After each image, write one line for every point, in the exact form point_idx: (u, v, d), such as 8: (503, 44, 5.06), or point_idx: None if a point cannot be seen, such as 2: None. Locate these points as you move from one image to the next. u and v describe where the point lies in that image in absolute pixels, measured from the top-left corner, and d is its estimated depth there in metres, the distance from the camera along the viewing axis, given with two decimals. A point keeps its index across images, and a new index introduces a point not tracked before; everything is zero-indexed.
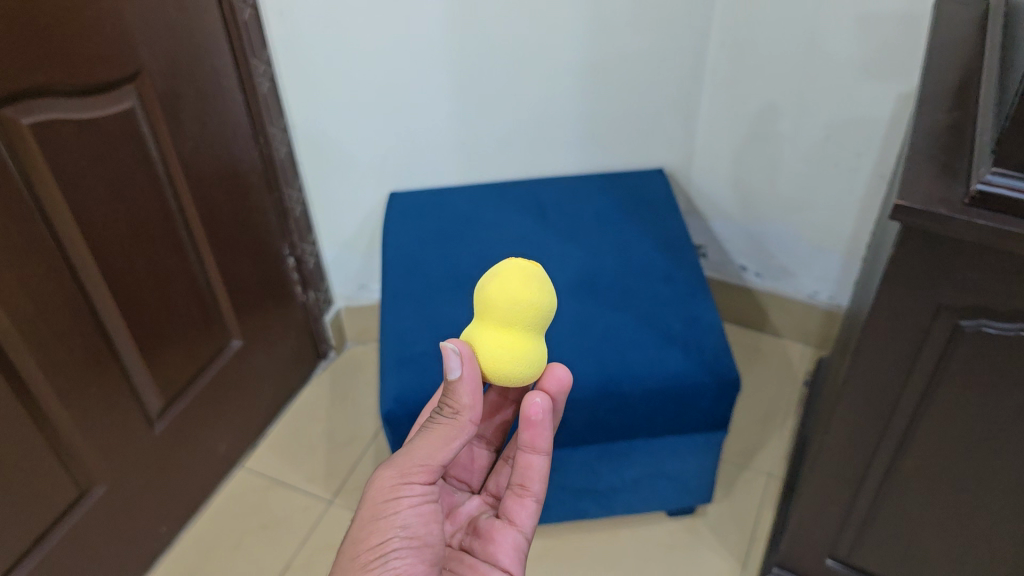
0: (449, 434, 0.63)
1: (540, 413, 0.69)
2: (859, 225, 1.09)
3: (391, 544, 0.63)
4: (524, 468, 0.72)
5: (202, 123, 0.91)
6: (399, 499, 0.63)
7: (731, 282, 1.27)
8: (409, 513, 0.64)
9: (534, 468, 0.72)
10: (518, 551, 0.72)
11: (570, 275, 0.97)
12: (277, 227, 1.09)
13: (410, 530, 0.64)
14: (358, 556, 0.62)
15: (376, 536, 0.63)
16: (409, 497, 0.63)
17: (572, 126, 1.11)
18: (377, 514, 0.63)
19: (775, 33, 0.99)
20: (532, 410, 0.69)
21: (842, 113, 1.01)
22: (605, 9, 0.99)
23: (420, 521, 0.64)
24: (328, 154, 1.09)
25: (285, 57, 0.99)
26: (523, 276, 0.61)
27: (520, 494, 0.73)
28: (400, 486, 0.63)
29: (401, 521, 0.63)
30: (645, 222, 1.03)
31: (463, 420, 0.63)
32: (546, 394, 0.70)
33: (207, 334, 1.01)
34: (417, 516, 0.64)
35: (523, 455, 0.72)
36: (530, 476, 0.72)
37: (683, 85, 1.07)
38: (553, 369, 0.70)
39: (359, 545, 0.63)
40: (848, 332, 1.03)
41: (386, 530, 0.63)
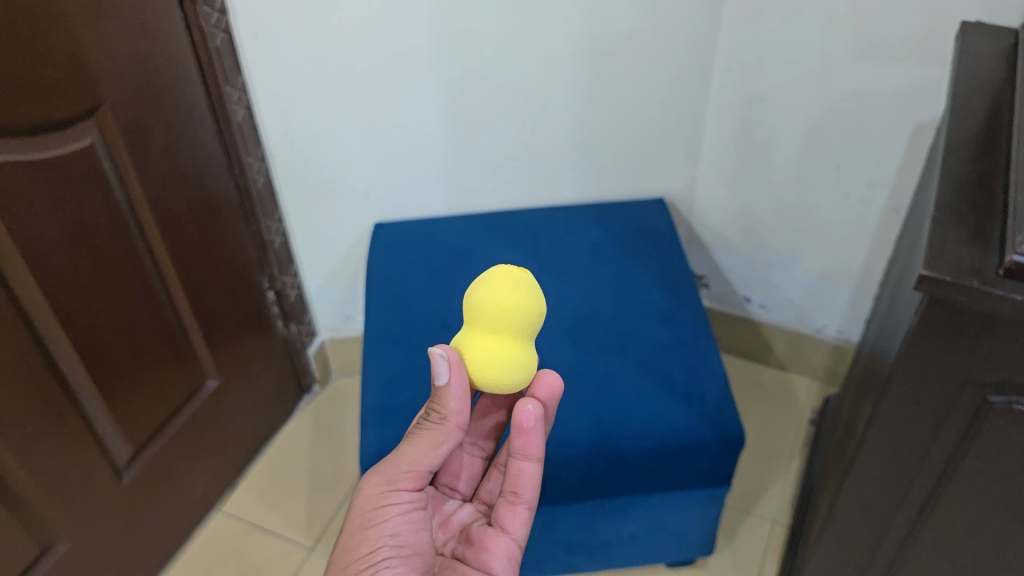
0: (435, 440, 0.62)
1: (533, 419, 0.65)
2: (870, 259, 1.03)
3: (382, 552, 0.62)
4: (515, 475, 0.68)
5: (173, 155, 0.85)
6: (388, 506, 0.63)
7: (735, 314, 1.21)
8: (399, 520, 0.63)
9: (527, 475, 0.68)
10: (510, 558, 0.70)
11: (564, 316, 0.91)
12: (255, 260, 1.02)
13: (399, 537, 0.63)
14: (348, 565, 0.62)
15: (366, 544, 0.62)
16: (397, 504, 0.63)
17: (568, 152, 1.05)
18: (365, 523, 0.63)
19: (785, 56, 0.93)
20: (523, 417, 0.65)
21: (856, 142, 0.95)
22: (605, 32, 0.93)
23: (409, 528, 0.64)
24: (309, 183, 1.02)
25: (262, 83, 0.93)
26: (509, 282, 0.60)
27: (513, 502, 0.69)
28: (389, 493, 0.63)
29: (390, 528, 0.63)
30: (645, 258, 0.97)
31: (450, 425, 0.62)
32: (537, 401, 0.66)
33: (181, 376, 0.95)
34: (406, 523, 0.64)
35: (514, 463, 0.68)
36: (523, 484, 0.69)
37: (686, 110, 1.01)
38: (543, 376, 0.67)
39: (348, 553, 0.62)
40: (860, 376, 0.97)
41: (375, 538, 0.63)
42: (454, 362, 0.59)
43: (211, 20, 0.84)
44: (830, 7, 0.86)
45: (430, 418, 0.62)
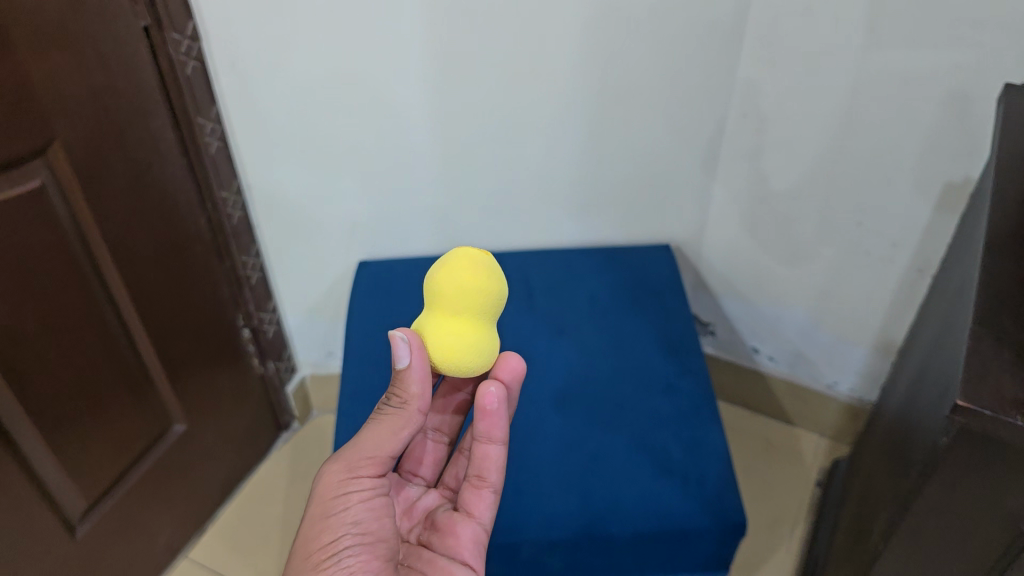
0: (396, 424, 0.59)
1: (497, 401, 0.62)
2: (887, 317, 0.96)
3: (345, 542, 0.58)
4: (479, 457, 0.65)
5: (137, 193, 0.79)
6: (349, 496, 0.59)
7: (742, 364, 1.13)
8: (361, 508, 0.59)
9: (492, 458, 0.65)
10: (479, 545, 0.66)
11: (555, 381, 0.84)
12: (228, 298, 0.96)
13: (362, 526, 0.59)
14: (310, 557, 0.57)
15: (328, 533, 0.58)
16: (358, 492, 0.59)
17: (566, 193, 0.98)
18: (326, 513, 0.59)
19: (805, 103, 0.85)
20: (487, 400, 0.62)
21: (879, 198, 0.88)
22: (608, 70, 0.86)
23: (372, 516, 0.60)
24: (289, 217, 0.96)
25: (239, 114, 0.86)
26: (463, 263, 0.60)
27: (478, 485, 0.66)
28: (350, 482, 0.59)
29: (352, 517, 0.59)
30: (647, 314, 0.90)
31: (411, 410, 0.59)
32: (501, 383, 0.62)
33: (143, 422, 0.89)
34: (368, 511, 0.60)
35: (479, 446, 0.65)
36: (488, 466, 0.66)
37: (696, 154, 0.94)
38: (506, 358, 0.64)
39: (309, 544, 0.58)
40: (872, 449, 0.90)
41: (337, 527, 0.58)
42: (413, 344, 0.57)
43: (182, 48, 0.77)
44: (856, 54, 0.79)
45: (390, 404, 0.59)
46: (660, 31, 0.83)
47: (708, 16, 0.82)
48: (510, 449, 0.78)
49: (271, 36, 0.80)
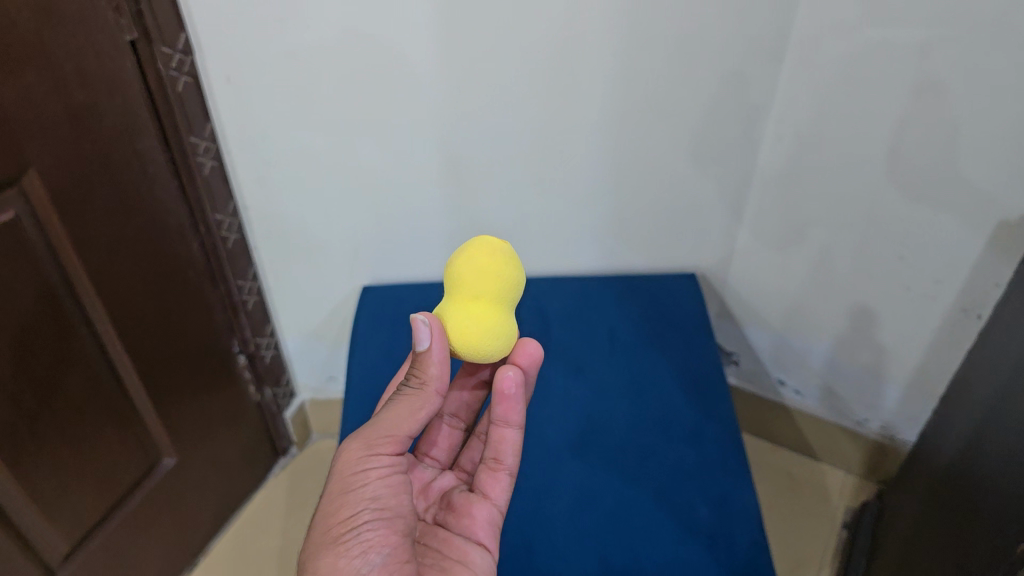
0: (413, 403, 0.54)
1: (514, 386, 0.59)
2: (926, 354, 0.89)
3: (364, 516, 0.52)
4: (495, 440, 0.62)
5: (121, 221, 0.72)
6: (369, 471, 0.54)
7: (767, 396, 1.07)
8: (381, 483, 0.54)
9: (508, 441, 0.62)
10: (494, 528, 0.62)
11: (572, 425, 0.78)
12: (223, 325, 0.90)
13: (381, 501, 0.54)
14: (329, 531, 0.53)
15: (346, 507, 0.53)
16: (377, 467, 0.54)
17: (586, 218, 0.92)
18: (345, 487, 0.54)
19: (849, 129, 0.79)
20: (504, 384, 0.59)
21: (925, 233, 0.81)
22: (635, 88, 0.80)
23: (391, 492, 0.54)
24: (288, 239, 0.90)
25: (235, 131, 0.80)
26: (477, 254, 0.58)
27: (493, 467, 0.63)
28: (370, 458, 0.54)
29: (372, 491, 0.53)
30: (670, 352, 0.85)
31: (429, 392, 0.56)
32: (519, 367, 0.59)
33: (130, 457, 0.83)
34: (387, 487, 0.54)
35: (495, 429, 0.62)
36: (504, 449, 0.62)
37: (726, 179, 0.88)
38: (524, 343, 0.61)
39: (329, 518, 0.53)
40: (925, 497, 0.83)
41: (356, 502, 0.53)
42: (434, 327, 0.54)
43: (173, 63, 0.71)
44: (910, 79, 0.72)
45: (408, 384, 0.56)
46: (693, 49, 0.77)
47: (747, 33, 0.75)
48: (523, 501, 0.72)
49: (270, 49, 0.73)
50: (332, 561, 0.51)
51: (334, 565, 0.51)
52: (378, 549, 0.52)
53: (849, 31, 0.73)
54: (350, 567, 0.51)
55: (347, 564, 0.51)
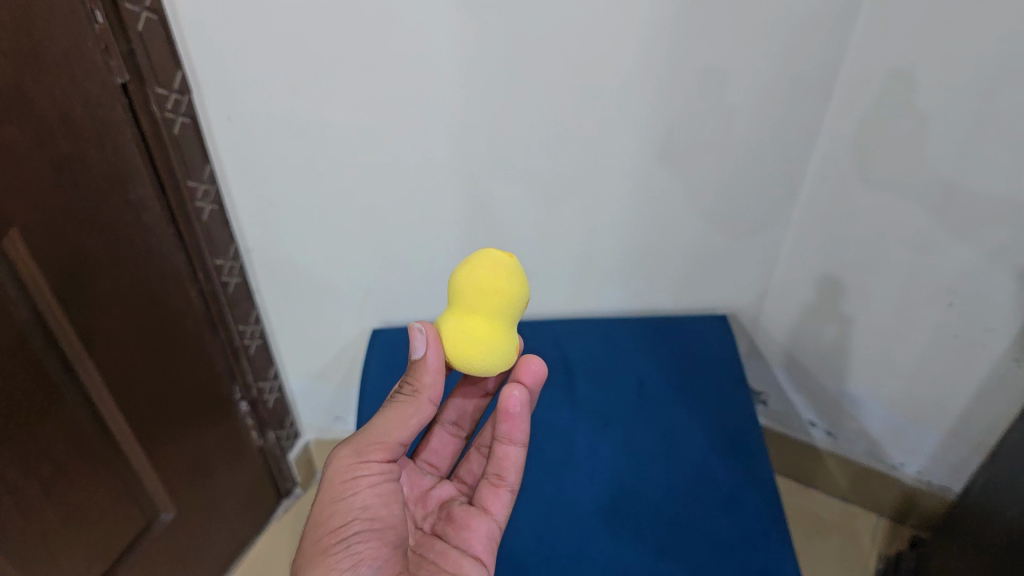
0: (405, 412, 0.54)
1: (519, 405, 0.59)
2: (969, 404, 0.84)
3: (355, 528, 0.52)
4: (498, 457, 0.61)
5: (113, 278, 0.66)
6: (360, 481, 0.53)
7: (797, 436, 1.03)
8: (371, 493, 0.54)
9: (511, 459, 0.62)
10: (492, 543, 0.61)
11: (598, 489, 0.73)
12: (223, 372, 0.84)
13: (371, 511, 0.53)
14: (320, 541, 0.52)
15: (337, 517, 0.52)
16: (368, 477, 0.54)
17: (610, 258, 0.86)
18: (335, 497, 0.53)
19: (898, 170, 0.73)
20: (509, 403, 0.58)
21: (976, 281, 0.74)
22: (669, 126, 0.74)
23: (381, 502, 0.54)
24: (293, 280, 0.84)
25: (235, 172, 0.74)
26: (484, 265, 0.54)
27: (494, 484, 0.62)
28: (360, 468, 0.54)
29: (362, 501, 0.53)
30: (701, 406, 0.80)
31: (422, 400, 0.55)
32: (524, 387, 0.59)
33: (125, 518, 0.78)
34: (378, 496, 0.54)
35: (498, 446, 0.62)
36: (506, 466, 0.62)
37: (761, 219, 0.82)
38: (528, 359, 0.60)
39: (319, 527, 0.53)
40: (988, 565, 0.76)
41: (346, 513, 0.53)
42: (431, 335, 0.53)
43: (168, 104, 0.65)
44: (969, 123, 0.66)
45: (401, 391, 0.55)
46: (734, 86, 0.71)
47: (793, 69, 0.69)
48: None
49: (274, 87, 0.67)
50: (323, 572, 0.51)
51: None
52: (369, 561, 0.52)
53: (905, 68, 0.67)
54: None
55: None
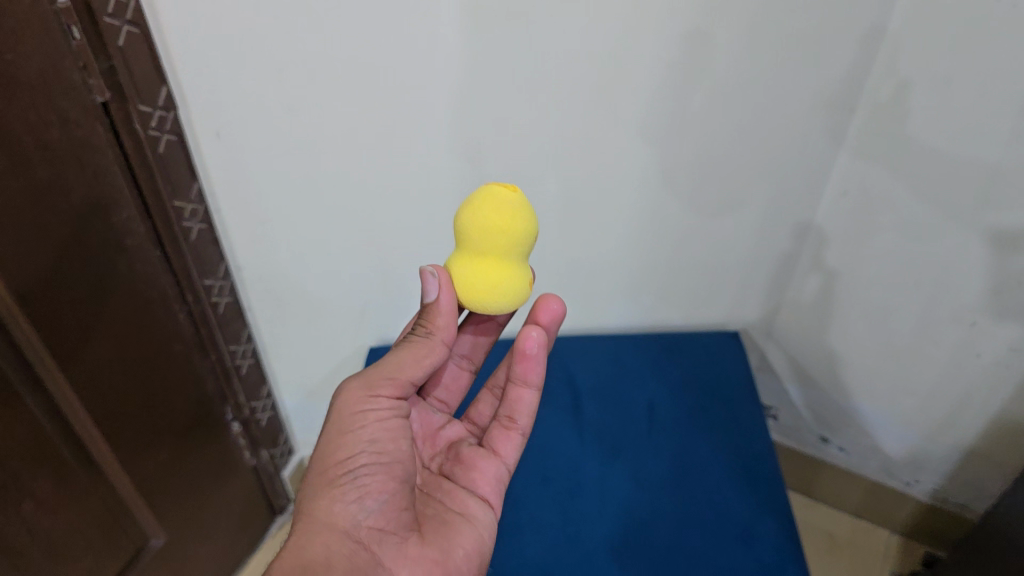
0: (420, 353, 0.52)
1: (536, 346, 0.59)
2: (989, 425, 0.80)
3: (362, 460, 0.50)
4: (512, 398, 0.61)
5: (98, 304, 0.62)
6: (369, 415, 0.51)
7: (808, 452, 1.01)
8: (379, 427, 0.51)
9: (524, 402, 0.62)
10: (499, 484, 0.61)
11: (607, 520, 0.70)
12: (215, 394, 0.81)
13: (378, 445, 0.51)
14: (325, 472, 0.50)
15: (344, 449, 0.50)
16: (377, 411, 0.52)
17: (619, 276, 0.83)
18: (342, 428, 0.51)
19: (922, 188, 0.70)
20: (526, 344, 0.59)
21: (1002, 302, 0.70)
22: (683, 144, 0.70)
23: (389, 437, 0.52)
24: (287, 298, 0.81)
25: (225, 191, 0.70)
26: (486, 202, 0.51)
27: (505, 426, 0.62)
28: (370, 402, 0.51)
29: (370, 435, 0.51)
30: (714, 432, 0.77)
31: (435, 342, 0.53)
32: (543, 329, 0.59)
33: (115, 548, 0.74)
34: (386, 430, 0.52)
35: (512, 388, 0.62)
36: (519, 409, 0.62)
37: (777, 236, 0.80)
38: (546, 299, 0.59)
39: (325, 458, 0.51)
40: None
41: (353, 445, 0.50)
42: (444, 280, 0.51)
43: (153, 122, 0.61)
44: (1003, 143, 0.63)
45: (415, 331, 0.53)
46: (755, 99, 0.67)
47: (817, 84, 0.66)
48: None
49: (267, 104, 0.63)
50: (328, 505, 0.49)
51: (330, 509, 0.49)
52: (375, 496, 0.50)
53: (937, 82, 0.64)
54: (347, 513, 0.49)
55: (343, 510, 0.49)
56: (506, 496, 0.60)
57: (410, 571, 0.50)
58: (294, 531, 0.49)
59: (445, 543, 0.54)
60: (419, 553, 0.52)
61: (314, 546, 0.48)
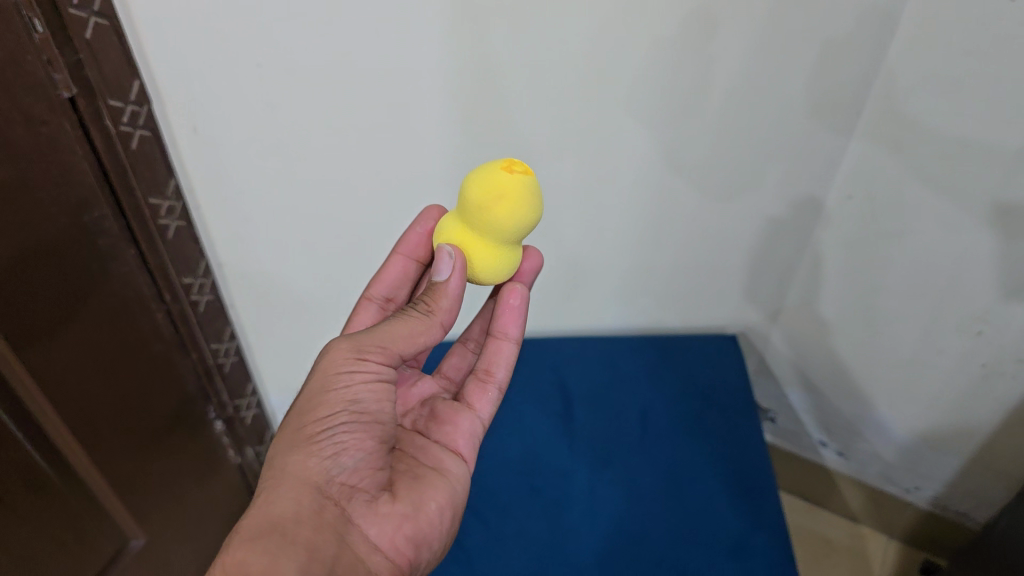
0: (417, 328, 0.52)
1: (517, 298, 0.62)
2: (993, 436, 0.77)
3: (342, 418, 0.48)
4: (491, 350, 0.63)
5: (69, 305, 0.59)
6: (355, 374, 0.48)
7: (806, 456, 0.99)
8: (365, 388, 0.49)
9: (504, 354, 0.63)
10: (474, 439, 0.60)
11: (597, 534, 0.68)
12: (197, 393, 0.79)
13: (362, 405, 0.49)
14: (302, 428, 0.48)
15: (325, 406, 0.48)
16: (365, 373, 0.49)
17: (614, 277, 0.81)
18: (325, 386, 0.48)
19: (930, 195, 0.67)
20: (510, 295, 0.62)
21: (1011, 311, 0.67)
22: (681, 146, 0.68)
23: (374, 399, 0.49)
24: (271, 297, 0.79)
25: (205, 186, 0.67)
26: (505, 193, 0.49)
27: (483, 379, 0.62)
28: (358, 362, 0.49)
29: (354, 394, 0.48)
30: (708, 440, 0.75)
31: (434, 323, 0.53)
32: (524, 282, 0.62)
33: (91, 549, 0.71)
34: (372, 392, 0.49)
35: (492, 340, 0.63)
36: (497, 361, 0.63)
37: (778, 240, 0.77)
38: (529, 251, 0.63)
39: (304, 412, 0.48)
40: None
41: (334, 403, 0.48)
42: (459, 264, 0.52)
43: (125, 117, 0.58)
44: (1016, 150, 0.60)
45: (415, 308, 0.53)
46: (757, 98, 0.64)
47: (824, 83, 0.63)
48: None
49: (245, 99, 0.61)
50: (303, 459, 0.47)
51: (304, 465, 0.47)
52: (352, 453, 0.48)
53: (948, 85, 0.61)
54: (321, 469, 0.47)
55: (318, 466, 0.47)
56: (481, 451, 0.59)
57: (379, 529, 0.49)
58: (264, 484, 0.47)
59: (417, 499, 0.52)
60: (390, 511, 0.50)
61: (283, 501, 0.45)
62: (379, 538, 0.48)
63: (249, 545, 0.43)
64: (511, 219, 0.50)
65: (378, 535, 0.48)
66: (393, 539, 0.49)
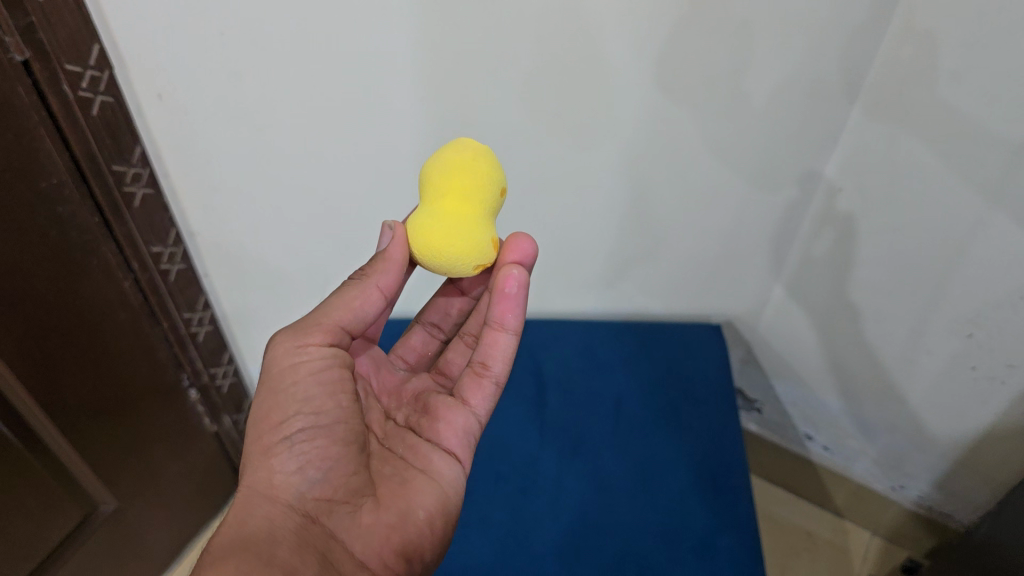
0: (352, 293, 0.50)
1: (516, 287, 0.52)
2: (979, 442, 0.75)
3: (297, 425, 0.47)
4: (486, 342, 0.54)
5: (28, 273, 0.58)
6: (297, 368, 0.48)
7: (792, 449, 0.98)
8: (312, 382, 0.48)
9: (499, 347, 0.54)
10: (469, 436, 0.54)
11: (561, 523, 0.66)
12: (169, 362, 0.79)
13: (316, 404, 0.48)
14: (261, 438, 0.47)
15: (277, 414, 0.47)
16: (309, 363, 0.48)
17: (598, 264, 0.79)
18: (275, 387, 0.48)
19: (921, 191, 0.64)
20: (507, 283, 0.51)
21: (1001, 316, 0.64)
22: (665, 136, 0.65)
23: (326, 392, 0.48)
24: (248, 268, 0.78)
25: (174, 155, 0.66)
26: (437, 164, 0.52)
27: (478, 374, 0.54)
28: (296, 353, 0.48)
29: (303, 392, 0.47)
30: (681, 435, 0.73)
31: (370, 286, 0.50)
32: (521, 267, 0.52)
33: (59, 514, 0.71)
34: (323, 386, 0.48)
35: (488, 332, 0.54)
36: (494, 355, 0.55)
37: (767, 233, 0.75)
38: (516, 237, 0.53)
39: (260, 423, 0.47)
40: None
41: (286, 407, 0.47)
42: (399, 233, 0.51)
43: (83, 82, 0.56)
44: (1011, 149, 0.57)
45: (353, 276, 0.51)
46: (746, 87, 0.62)
47: (815, 71, 0.61)
48: None
49: (212, 69, 0.59)
50: (267, 476, 0.46)
51: (267, 482, 0.46)
52: (317, 464, 0.47)
53: (946, 80, 0.58)
54: (286, 484, 0.46)
55: (281, 482, 0.46)
56: (475, 449, 0.53)
57: (362, 544, 0.45)
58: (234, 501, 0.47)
59: (403, 506, 0.48)
60: (374, 521, 0.46)
61: (255, 519, 0.44)
62: (365, 555, 0.45)
63: (215, 556, 0.42)
64: (477, 169, 0.49)
65: (362, 551, 0.45)
66: (381, 555, 0.46)
